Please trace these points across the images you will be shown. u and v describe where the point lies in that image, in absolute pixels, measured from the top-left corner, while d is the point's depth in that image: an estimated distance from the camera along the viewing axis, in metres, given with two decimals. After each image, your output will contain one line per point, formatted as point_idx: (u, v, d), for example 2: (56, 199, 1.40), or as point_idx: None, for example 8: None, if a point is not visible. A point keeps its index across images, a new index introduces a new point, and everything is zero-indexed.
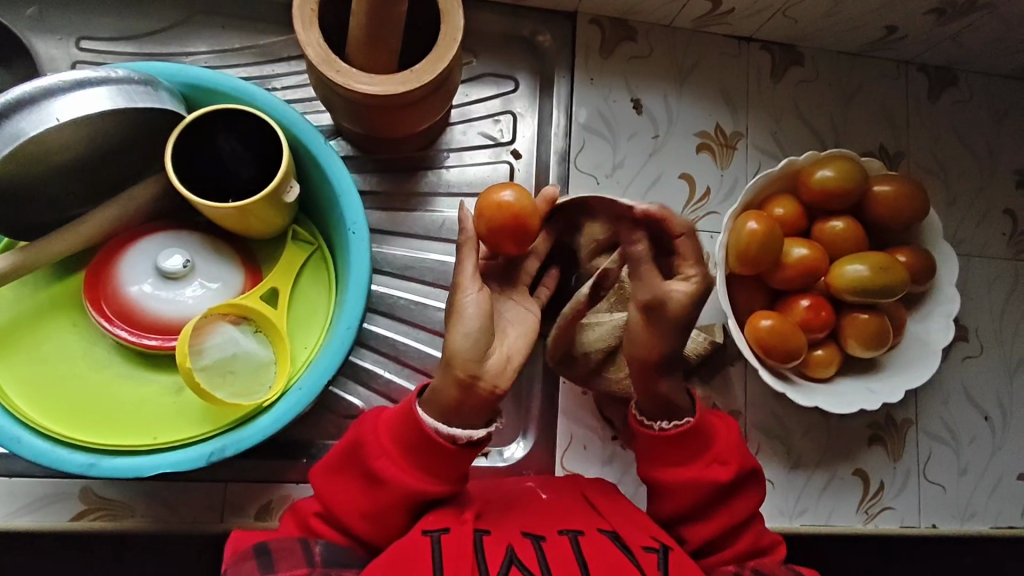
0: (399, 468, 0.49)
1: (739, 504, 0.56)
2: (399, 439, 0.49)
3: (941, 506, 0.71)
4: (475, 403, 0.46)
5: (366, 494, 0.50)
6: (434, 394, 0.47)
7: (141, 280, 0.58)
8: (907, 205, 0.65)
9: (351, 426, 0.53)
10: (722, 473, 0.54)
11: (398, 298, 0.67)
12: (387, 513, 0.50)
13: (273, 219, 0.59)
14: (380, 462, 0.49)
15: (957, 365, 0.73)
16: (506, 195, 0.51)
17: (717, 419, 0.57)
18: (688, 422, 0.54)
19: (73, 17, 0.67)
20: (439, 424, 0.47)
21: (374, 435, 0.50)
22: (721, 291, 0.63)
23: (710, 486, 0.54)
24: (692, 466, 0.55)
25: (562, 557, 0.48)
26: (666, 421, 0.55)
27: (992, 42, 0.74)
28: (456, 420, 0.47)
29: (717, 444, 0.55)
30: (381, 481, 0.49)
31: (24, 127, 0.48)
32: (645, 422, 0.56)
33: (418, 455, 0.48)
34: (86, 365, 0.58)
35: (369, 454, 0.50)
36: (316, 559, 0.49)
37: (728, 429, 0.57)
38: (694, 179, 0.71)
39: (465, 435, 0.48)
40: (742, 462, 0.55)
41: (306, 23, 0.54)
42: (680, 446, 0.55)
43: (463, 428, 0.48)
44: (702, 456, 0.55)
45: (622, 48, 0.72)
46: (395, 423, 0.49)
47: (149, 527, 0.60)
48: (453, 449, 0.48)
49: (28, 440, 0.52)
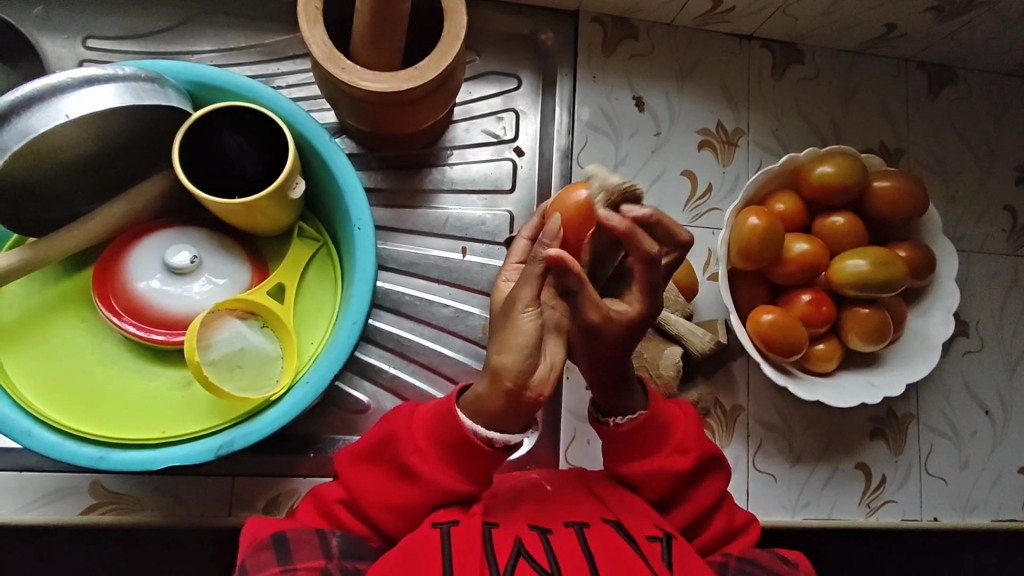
0: (432, 466, 0.49)
1: (707, 489, 0.57)
2: (434, 437, 0.49)
3: (943, 499, 0.71)
4: (521, 408, 0.44)
5: (398, 488, 0.51)
6: (474, 401, 0.46)
7: (149, 276, 0.59)
8: (907, 200, 0.65)
9: (380, 421, 0.54)
10: (681, 462, 0.55)
11: (403, 294, 0.68)
12: (416, 508, 0.50)
13: (278, 216, 0.59)
14: (412, 458, 0.50)
15: (958, 359, 0.74)
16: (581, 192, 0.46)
17: (676, 408, 0.58)
18: (642, 414, 0.54)
19: (79, 16, 0.67)
20: (478, 427, 0.47)
21: (408, 432, 0.50)
22: (722, 286, 0.63)
23: (671, 475, 0.55)
24: (651, 458, 0.55)
25: (568, 549, 0.49)
26: (621, 416, 0.55)
27: (990, 40, 0.75)
28: (494, 423, 0.47)
29: (676, 432, 0.56)
30: (412, 476, 0.50)
31: (33, 123, 0.48)
32: (603, 419, 0.55)
33: (451, 454, 0.49)
34: (95, 360, 0.59)
35: (402, 449, 0.50)
36: (333, 550, 0.49)
37: (685, 417, 0.57)
38: (695, 176, 0.72)
39: (502, 439, 0.47)
40: (700, 449, 0.56)
41: (310, 21, 0.55)
42: (636, 441, 0.55)
43: (500, 432, 0.47)
44: (662, 447, 0.55)
45: (624, 46, 0.73)
46: (431, 421, 0.50)
47: (158, 521, 0.60)
48: (490, 451, 0.48)
49: (37, 433, 0.52)
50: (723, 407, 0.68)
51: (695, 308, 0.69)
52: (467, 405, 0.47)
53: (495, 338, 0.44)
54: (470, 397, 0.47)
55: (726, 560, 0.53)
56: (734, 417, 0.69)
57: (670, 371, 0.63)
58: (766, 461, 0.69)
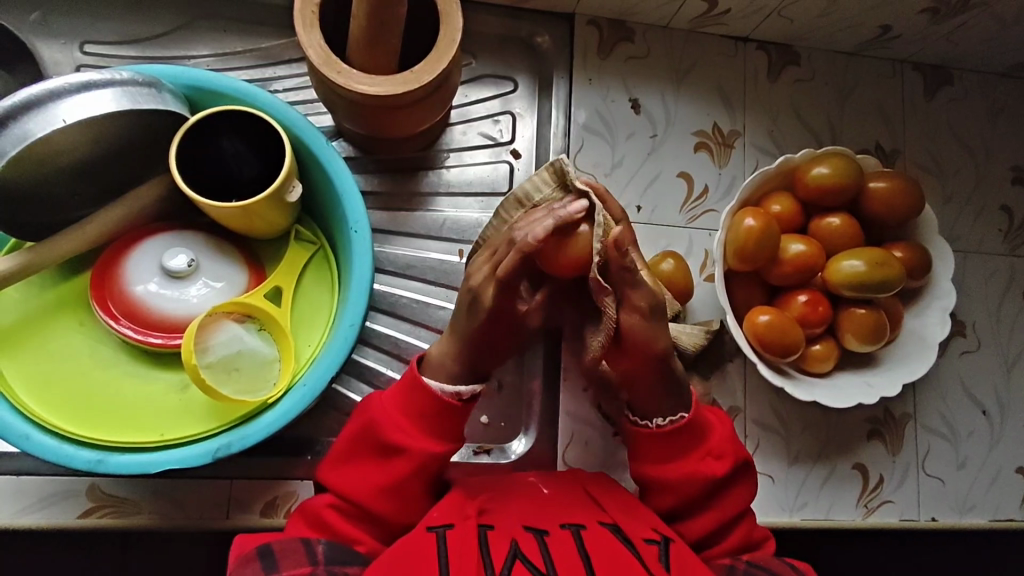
0: (409, 435, 0.53)
1: (736, 496, 0.57)
2: (407, 407, 0.53)
3: (940, 499, 0.71)
4: (489, 355, 0.56)
5: (384, 468, 0.53)
6: (439, 362, 0.55)
7: (146, 280, 0.59)
8: (902, 199, 0.65)
9: (352, 413, 0.56)
10: (716, 467, 0.56)
11: (400, 297, 0.68)
12: (403, 484, 0.53)
13: (275, 219, 0.59)
14: (394, 435, 0.53)
15: (955, 359, 0.74)
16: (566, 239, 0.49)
17: (712, 415, 0.59)
18: (683, 416, 0.56)
19: (77, 20, 0.68)
20: (444, 384, 0.54)
21: (382, 412, 0.53)
22: (719, 287, 0.63)
23: (706, 480, 0.56)
24: (687, 460, 0.56)
25: (565, 551, 0.49)
26: (662, 417, 0.56)
27: (986, 42, 0.75)
28: (459, 377, 0.54)
29: (711, 438, 0.57)
30: (394, 452, 0.53)
31: (31, 128, 0.49)
32: (642, 421, 0.57)
33: (425, 417, 0.53)
34: (92, 363, 0.59)
35: (380, 431, 0.53)
36: (319, 557, 0.49)
37: (724, 424, 0.58)
38: (692, 177, 0.72)
39: (468, 390, 0.54)
40: (736, 454, 0.57)
41: (307, 25, 0.55)
42: (673, 442, 0.56)
43: (465, 385, 0.54)
44: (695, 451, 0.56)
45: (620, 49, 0.73)
46: (400, 396, 0.54)
47: (154, 524, 0.60)
48: (461, 405, 0.54)
49: (35, 437, 0.52)
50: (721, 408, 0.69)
51: (688, 307, 0.69)
52: (430, 369, 0.55)
53: (483, 341, 0.54)
54: (433, 367, 0.55)
55: (734, 564, 0.54)
56: (731, 418, 0.69)
57: None
58: (763, 462, 0.69)
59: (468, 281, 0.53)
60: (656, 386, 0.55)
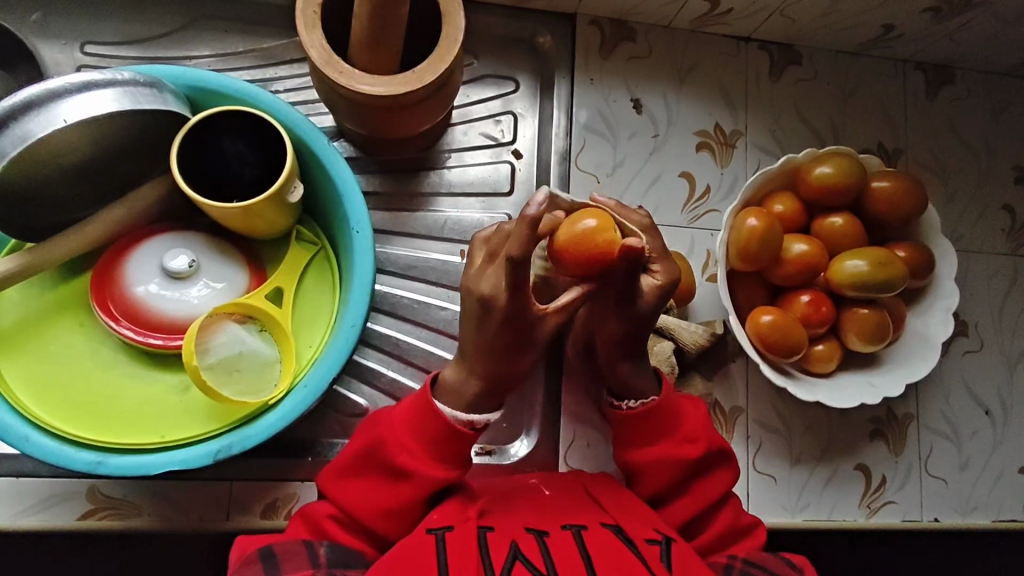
0: (419, 460, 0.52)
1: (714, 483, 0.57)
2: (418, 430, 0.52)
3: (942, 499, 0.71)
4: (506, 377, 0.53)
5: (389, 489, 0.52)
6: (455, 386, 0.53)
7: (147, 281, 0.59)
8: (905, 201, 0.65)
9: (360, 426, 0.55)
10: (690, 451, 0.56)
11: (401, 298, 0.68)
12: (405, 506, 0.52)
13: (276, 220, 0.59)
14: (400, 458, 0.52)
15: (958, 359, 0.74)
16: (588, 223, 0.47)
17: (687, 401, 0.59)
18: (654, 399, 0.57)
19: (77, 21, 0.68)
20: (457, 411, 0.52)
21: (390, 430, 0.52)
22: (721, 287, 0.63)
23: (678, 464, 0.56)
24: (661, 445, 0.57)
25: (566, 552, 0.49)
26: (633, 400, 0.58)
27: (989, 40, 0.75)
28: (472, 405, 0.53)
29: (685, 423, 0.57)
30: (401, 474, 0.52)
31: (32, 128, 0.49)
32: (614, 403, 0.58)
33: (435, 443, 0.52)
34: (93, 365, 0.59)
35: (388, 451, 0.52)
36: (321, 560, 0.49)
37: (698, 409, 0.58)
38: (694, 177, 0.72)
39: (482, 419, 0.53)
40: (711, 440, 0.57)
41: (309, 25, 0.55)
42: (645, 426, 0.57)
43: (478, 413, 0.53)
44: (670, 436, 0.57)
45: (621, 48, 0.73)
46: (411, 417, 0.52)
47: (155, 526, 0.60)
48: (471, 434, 0.53)
49: (36, 438, 0.52)
50: (723, 408, 0.68)
51: (692, 308, 0.69)
52: (444, 393, 0.53)
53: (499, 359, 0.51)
54: (445, 387, 0.53)
55: (731, 562, 0.53)
56: (733, 419, 0.68)
57: (662, 367, 0.64)
58: (766, 463, 0.68)
59: (475, 287, 0.49)
60: (620, 371, 0.57)
